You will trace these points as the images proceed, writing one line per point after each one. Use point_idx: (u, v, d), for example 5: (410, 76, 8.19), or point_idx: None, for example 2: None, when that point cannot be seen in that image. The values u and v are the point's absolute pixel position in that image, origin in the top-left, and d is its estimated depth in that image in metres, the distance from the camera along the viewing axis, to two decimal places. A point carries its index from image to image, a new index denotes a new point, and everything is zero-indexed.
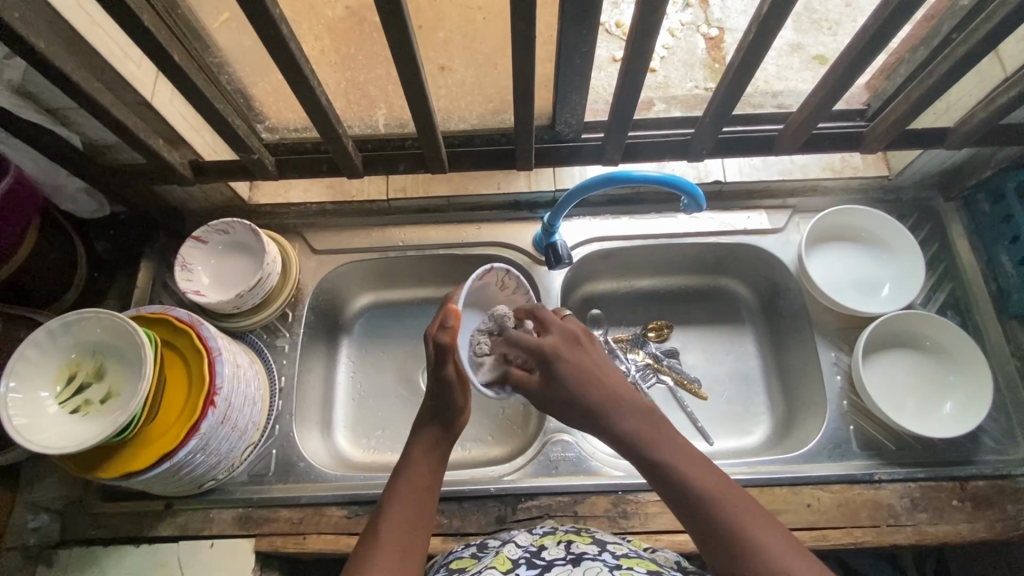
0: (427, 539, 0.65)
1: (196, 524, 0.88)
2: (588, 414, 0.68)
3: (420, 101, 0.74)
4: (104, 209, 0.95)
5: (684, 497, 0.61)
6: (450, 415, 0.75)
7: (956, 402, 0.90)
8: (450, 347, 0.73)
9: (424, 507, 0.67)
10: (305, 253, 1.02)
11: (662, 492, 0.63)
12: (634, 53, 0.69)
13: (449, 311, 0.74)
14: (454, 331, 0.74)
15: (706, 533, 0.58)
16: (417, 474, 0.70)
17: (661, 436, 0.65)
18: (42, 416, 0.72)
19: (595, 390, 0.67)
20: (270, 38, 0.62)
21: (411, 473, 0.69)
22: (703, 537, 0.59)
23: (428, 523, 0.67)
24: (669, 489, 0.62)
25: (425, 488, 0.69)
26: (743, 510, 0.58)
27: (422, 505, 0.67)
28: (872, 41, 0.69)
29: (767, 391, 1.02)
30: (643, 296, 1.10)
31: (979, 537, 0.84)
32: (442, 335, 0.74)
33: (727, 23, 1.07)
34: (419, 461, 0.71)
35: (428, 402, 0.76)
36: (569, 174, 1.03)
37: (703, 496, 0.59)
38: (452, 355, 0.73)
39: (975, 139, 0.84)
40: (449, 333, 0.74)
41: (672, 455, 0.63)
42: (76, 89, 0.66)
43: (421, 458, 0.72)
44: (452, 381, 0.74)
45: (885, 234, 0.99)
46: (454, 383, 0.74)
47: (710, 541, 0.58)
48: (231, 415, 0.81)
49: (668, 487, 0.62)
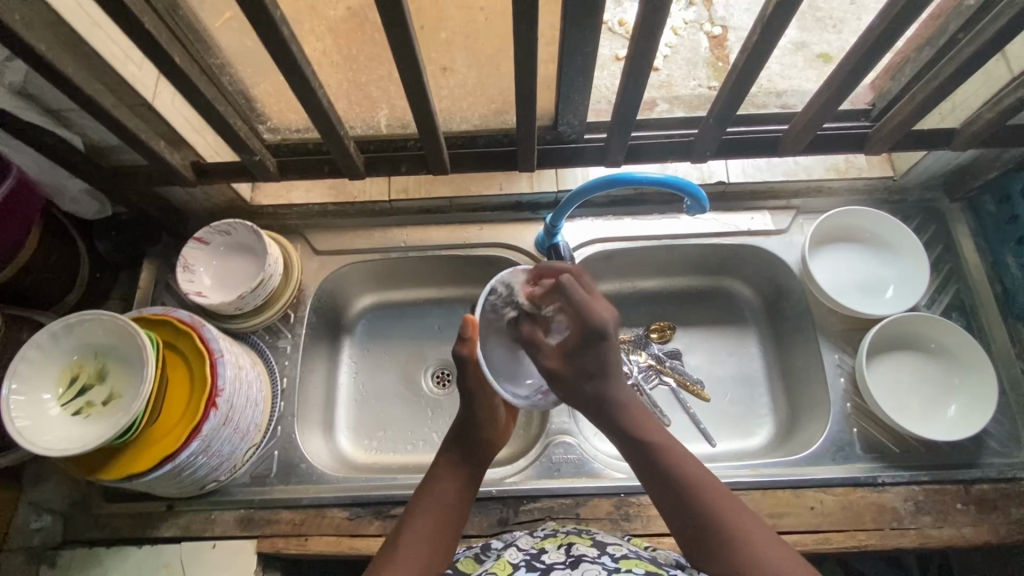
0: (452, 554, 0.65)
1: (199, 525, 0.88)
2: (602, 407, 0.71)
3: (422, 102, 0.74)
4: (106, 210, 0.95)
5: (669, 486, 0.65)
6: (479, 433, 0.75)
7: (960, 406, 0.90)
8: (471, 360, 0.72)
9: (449, 523, 0.67)
10: (308, 254, 1.02)
11: (647, 481, 0.67)
12: (638, 54, 0.68)
13: (468, 322, 0.71)
14: (473, 343, 0.72)
15: (690, 528, 0.61)
16: (443, 489, 0.69)
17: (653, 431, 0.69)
18: (44, 418, 0.72)
19: (609, 381, 0.71)
20: (271, 39, 0.62)
21: (437, 487, 0.70)
22: (680, 523, 0.63)
23: (453, 538, 0.66)
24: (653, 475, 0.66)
25: (451, 504, 0.68)
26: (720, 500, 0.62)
27: (446, 521, 0.67)
28: (879, 40, 0.69)
29: (771, 393, 1.02)
30: (646, 298, 1.09)
31: (983, 540, 0.83)
32: (460, 347, 0.73)
33: (731, 22, 1.05)
34: (444, 477, 0.71)
35: (458, 422, 0.76)
36: (571, 174, 1.02)
37: (689, 483, 0.64)
38: (473, 367, 0.73)
39: (982, 140, 0.84)
40: (468, 345, 0.72)
41: (667, 447, 0.68)
42: (77, 92, 0.66)
43: (447, 474, 0.71)
44: (478, 393, 0.74)
45: (891, 237, 0.98)
46: (479, 394, 0.74)
47: (684, 524, 0.62)
48: (233, 417, 0.81)
49: (657, 476, 0.66)
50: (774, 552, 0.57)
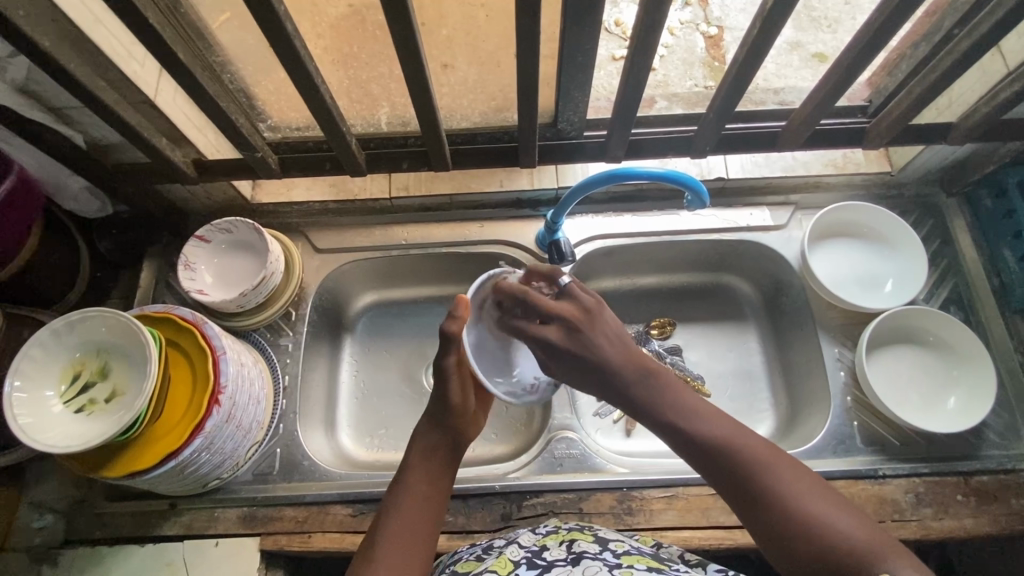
0: (432, 545, 0.63)
1: (202, 523, 0.88)
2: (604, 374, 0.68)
3: (424, 98, 0.74)
4: (106, 208, 0.96)
5: (703, 449, 0.61)
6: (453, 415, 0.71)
7: (959, 398, 0.91)
8: (456, 337, 0.68)
9: (427, 516, 0.64)
10: (308, 251, 1.02)
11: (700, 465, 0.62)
12: (638, 51, 0.69)
13: (459, 300, 0.69)
14: (463, 322, 0.69)
15: (746, 505, 0.58)
16: (415, 482, 0.66)
17: (678, 400, 0.65)
18: (46, 415, 0.72)
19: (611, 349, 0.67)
20: (274, 35, 0.62)
21: (411, 479, 0.67)
22: (737, 496, 0.59)
23: (434, 530, 0.64)
24: (682, 442, 0.63)
25: (429, 496, 0.66)
26: (760, 457, 0.59)
27: (425, 514, 0.64)
28: (875, 36, 0.69)
29: (771, 388, 1.02)
30: (645, 294, 1.10)
31: (984, 531, 0.84)
32: (449, 323, 0.69)
33: (727, 22, 1.06)
34: (416, 469, 0.68)
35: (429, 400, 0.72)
36: (571, 171, 1.03)
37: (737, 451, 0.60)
38: (456, 345, 0.69)
39: (978, 134, 0.85)
40: (457, 323, 0.69)
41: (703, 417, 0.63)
42: (78, 86, 0.66)
43: (419, 465, 0.68)
44: (450, 373, 0.70)
45: (887, 230, 0.99)
46: (453, 374, 0.70)
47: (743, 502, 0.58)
48: (235, 414, 0.81)
49: (696, 452, 0.62)
50: (833, 510, 0.55)
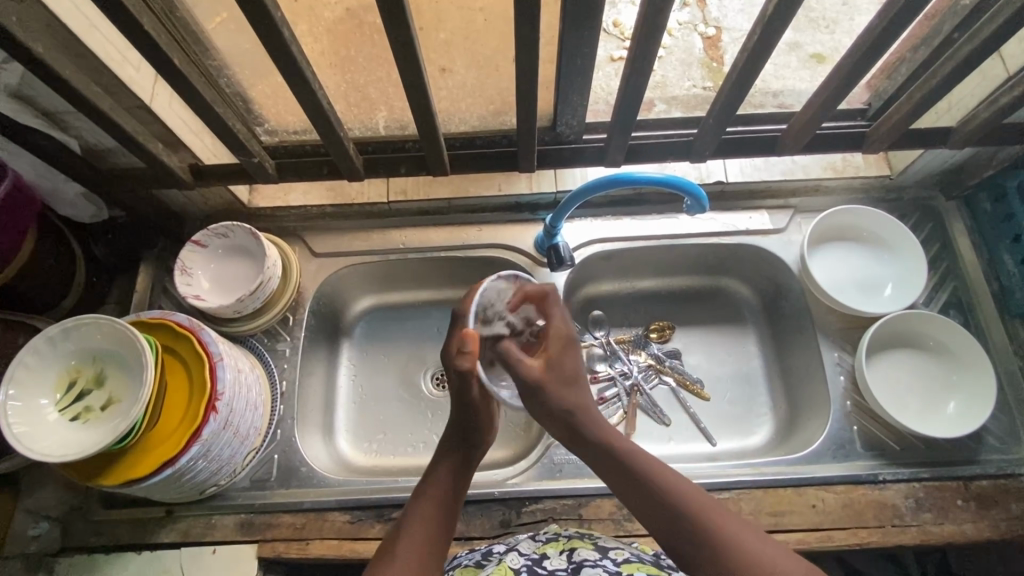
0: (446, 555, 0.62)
1: (199, 530, 0.87)
2: (565, 413, 0.68)
3: (422, 103, 0.73)
4: (102, 213, 0.94)
5: (643, 486, 0.61)
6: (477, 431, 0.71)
7: (959, 402, 0.91)
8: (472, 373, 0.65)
9: (446, 528, 0.63)
10: (306, 255, 1.01)
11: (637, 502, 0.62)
12: (638, 56, 0.69)
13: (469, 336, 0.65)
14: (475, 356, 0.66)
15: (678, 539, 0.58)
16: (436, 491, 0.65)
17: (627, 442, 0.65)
18: (42, 423, 0.72)
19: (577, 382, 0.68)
20: (272, 40, 0.62)
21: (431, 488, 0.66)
22: (671, 541, 0.58)
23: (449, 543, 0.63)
24: (621, 474, 0.63)
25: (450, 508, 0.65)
26: (701, 500, 0.59)
27: (445, 525, 0.63)
28: (876, 41, 0.69)
29: (771, 392, 1.02)
30: (645, 297, 1.09)
31: (984, 536, 0.83)
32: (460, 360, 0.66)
33: (725, 22, 1.06)
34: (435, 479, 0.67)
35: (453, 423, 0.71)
36: (570, 175, 1.03)
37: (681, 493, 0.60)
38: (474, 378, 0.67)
39: (978, 138, 0.85)
40: (470, 359, 0.65)
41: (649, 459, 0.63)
42: (73, 92, 0.65)
43: (440, 475, 0.67)
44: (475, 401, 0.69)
45: (886, 233, 0.99)
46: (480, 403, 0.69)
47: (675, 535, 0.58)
48: (233, 421, 0.80)
49: (637, 489, 0.62)
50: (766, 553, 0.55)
